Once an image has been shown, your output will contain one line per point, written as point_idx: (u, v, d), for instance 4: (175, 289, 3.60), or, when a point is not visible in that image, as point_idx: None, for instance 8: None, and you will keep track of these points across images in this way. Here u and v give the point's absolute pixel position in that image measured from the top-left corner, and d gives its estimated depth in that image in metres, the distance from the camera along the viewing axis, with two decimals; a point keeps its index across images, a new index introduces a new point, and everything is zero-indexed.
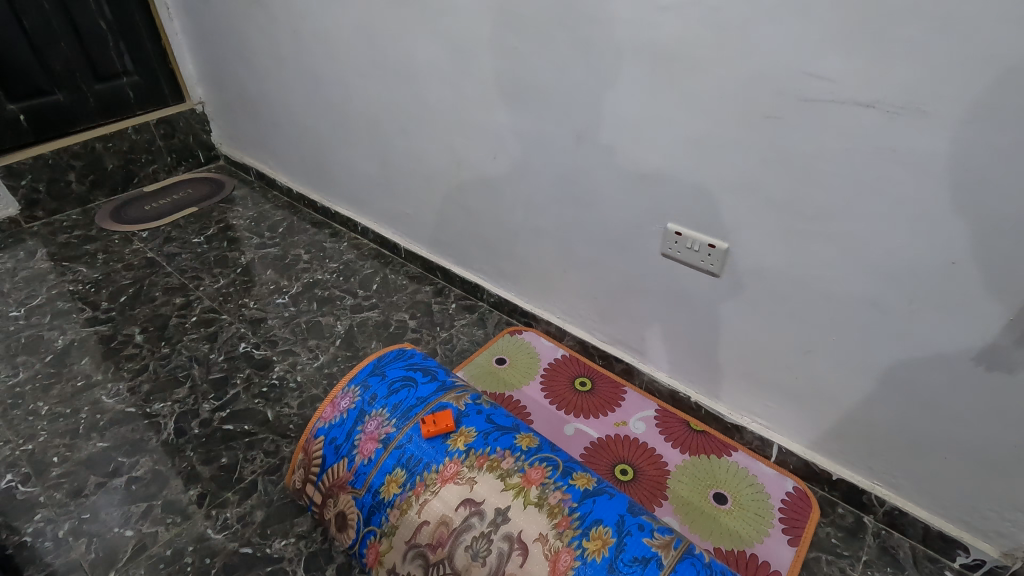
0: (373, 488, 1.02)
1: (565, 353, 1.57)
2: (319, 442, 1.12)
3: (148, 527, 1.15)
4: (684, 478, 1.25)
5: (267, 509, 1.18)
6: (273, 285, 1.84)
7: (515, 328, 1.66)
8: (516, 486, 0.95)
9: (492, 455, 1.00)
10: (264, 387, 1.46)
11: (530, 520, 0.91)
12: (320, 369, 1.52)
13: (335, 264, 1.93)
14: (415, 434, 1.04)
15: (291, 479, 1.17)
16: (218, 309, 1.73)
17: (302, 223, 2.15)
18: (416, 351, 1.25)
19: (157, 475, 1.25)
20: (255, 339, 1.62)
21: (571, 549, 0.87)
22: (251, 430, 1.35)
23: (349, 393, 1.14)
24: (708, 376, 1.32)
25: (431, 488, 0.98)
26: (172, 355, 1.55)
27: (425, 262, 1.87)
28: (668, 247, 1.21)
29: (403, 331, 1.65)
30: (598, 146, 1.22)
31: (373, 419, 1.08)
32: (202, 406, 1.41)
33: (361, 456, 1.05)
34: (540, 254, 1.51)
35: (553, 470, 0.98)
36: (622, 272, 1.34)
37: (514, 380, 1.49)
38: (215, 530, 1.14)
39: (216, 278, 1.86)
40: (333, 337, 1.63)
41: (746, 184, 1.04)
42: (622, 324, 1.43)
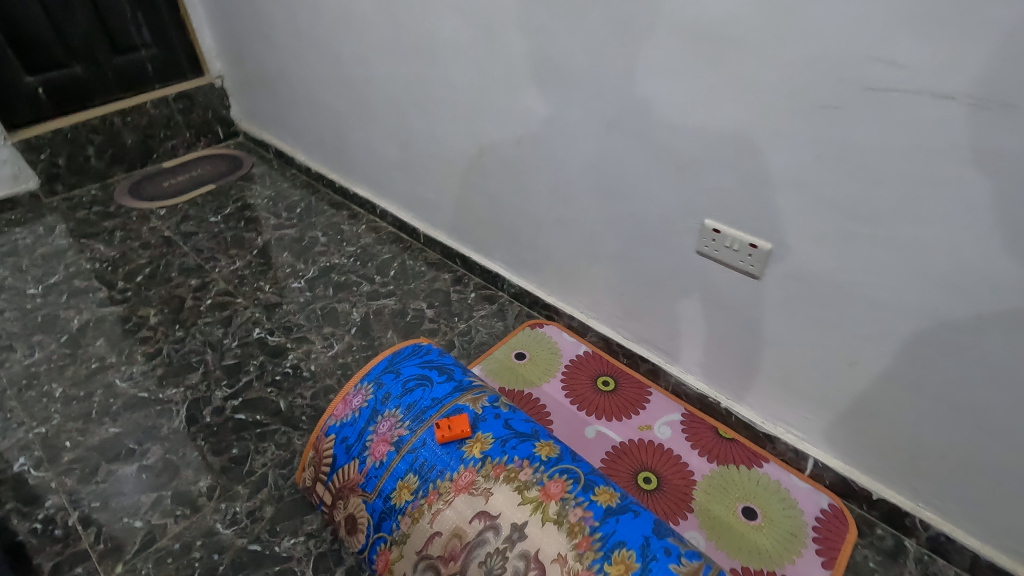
0: (385, 493, 0.98)
1: (588, 350, 1.50)
2: (329, 441, 1.08)
3: (157, 518, 1.13)
4: (711, 490, 1.18)
5: (276, 505, 1.15)
6: (289, 268, 1.79)
7: (536, 321, 1.59)
8: (534, 500, 0.90)
9: (509, 465, 0.94)
10: (276, 376, 1.43)
11: (549, 539, 0.85)
12: (334, 359, 1.48)
13: (353, 248, 1.88)
14: (428, 438, 0.99)
15: (300, 476, 1.13)
16: (233, 292, 1.69)
17: (320, 204, 2.10)
18: (433, 347, 1.19)
19: (167, 465, 1.22)
20: (269, 325, 1.58)
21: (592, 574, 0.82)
22: (262, 420, 1.32)
23: (362, 391, 1.09)
24: (742, 382, 1.24)
25: (444, 498, 0.93)
26: (186, 340, 1.53)
27: (444, 249, 1.80)
28: (704, 245, 1.13)
29: (421, 321, 1.60)
30: (631, 135, 1.13)
31: (386, 420, 1.04)
32: (215, 394, 1.38)
33: (372, 459, 1.01)
34: (565, 247, 1.43)
35: (574, 484, 0.92)
36: (652, 269, 1.26)
37: (533, 378, 1.42)
38: (224, 525, 1.12)
39: (232, 260, 1.82)
40: (348, 325, 1.58)
41: (795, 180, 0.95)
42: (650, 324, 1.35)
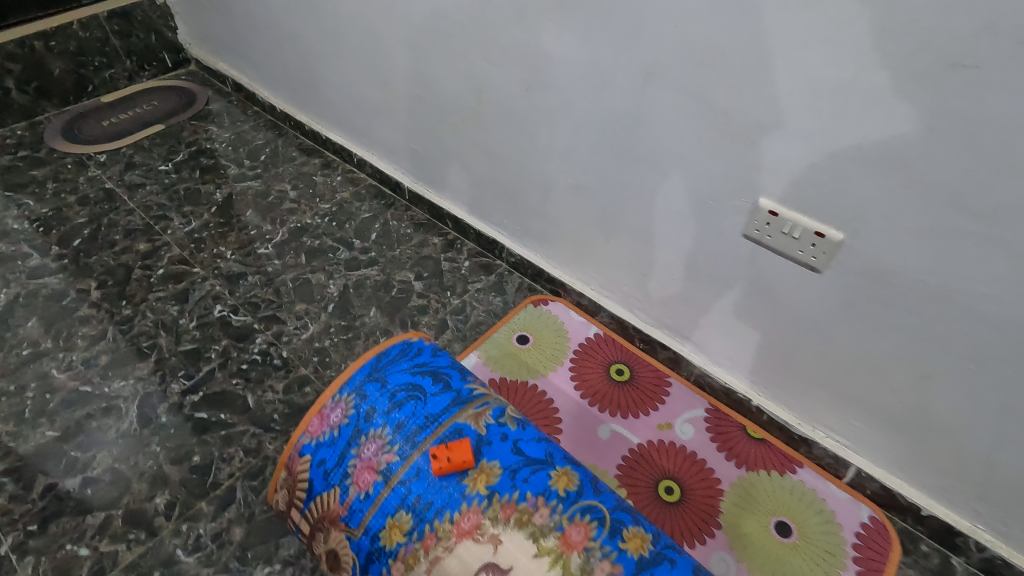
0: (372, 531, 0.82)
1: (599, 332, 1.32)
2: (304, 463, 0.90)
3: (106, 544, 0.97)
4: (740, 502, 1.05)
5: (247, 526, 1.00)
6: (254, 231, 1.55)
7: (539, 296, 1.40)
8: (552, 551, 0.75)
9: (521, 504, 0.79)
10: (242, 366, 1.24)
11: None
12: (310, 343, 1.29)
13: (327, 205, 1.64)
14: (423, 467, 0.83)
15: (272, 496, 0.97)
16: (189, 260, 1.46)
17: (288, 150, 1.82)
18: (425, 344, 1.01)
19: (117, 477, 1.05)
20: (232, 302, 1.37)
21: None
22: (227, 419, 1.15)
23: (341, 404, 0.92)
24: (780, 380, 1.09)
25: (443, 544, 0.78)
26: (135, 320, 1.31)
27: (433, 208, 1.57)
28: (754, 228, 0.94)
29: (408, 296, 1.40)
30: (673, 88, 0.91)
31: (371, 442, 0.87)
32: (171, 387, 1.19)
33: (356, 489, 0.85)
34: (578, 216, 1.22)
35: (600, 529, 0.77)
36: (683, 250, 1.07)
37: (539, 366, 1.25)
38: (186, 552, 0.97)
39: (187, 220, 1.57)
40: (325, 301, 1.38)
41: (891, 160, 0.76)
42: (674, 309, 1.17)
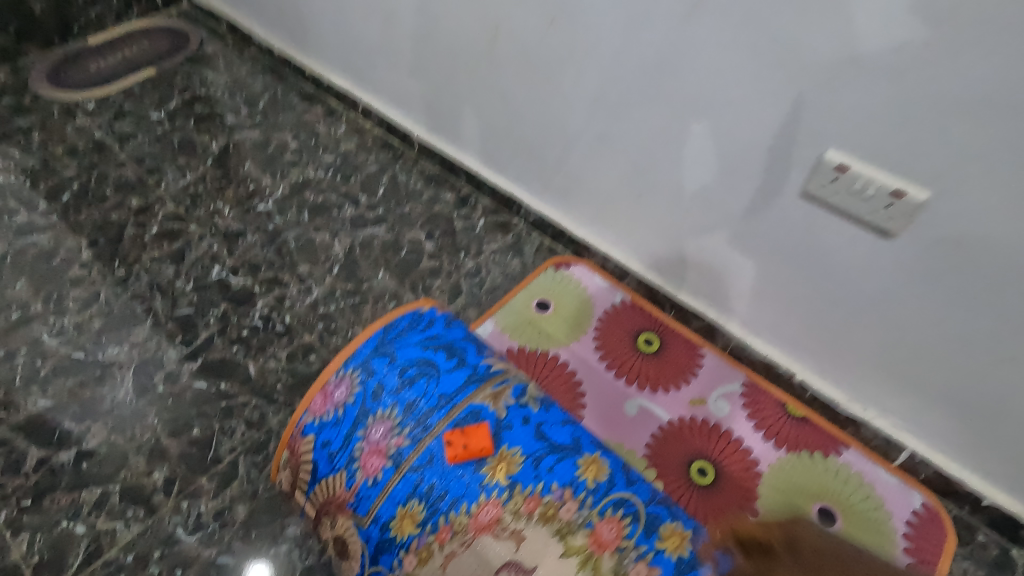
0: (382, 520, 0.75)
1: (626, 298, 1.21)
2: (308, 444, 0.83)
3: (103, 522, 0.92)
4: (779, 486, 0.97)
5: (250, 504, 0.95)
6: (253, 185, 1.44)
7: (561, 258, 1.29)
8: (582, 550, 0.67)
9: (546, 497, 0.71)
10: (243, 332, 1.16)
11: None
12: (314, 308, 1.20)
13: (331, 157, 1.51)
14: (437, 454, 0.75)
15: (276, 476, 0.89)
16: (184, 217, 1.37)
17: (288, 96, 1.68)
18: (438, 315, 0.92)
19: (113, 451, 0.99)
20: (231, 263, 1.28)
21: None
22: (228, 390, 1.07)
23: (346, 381, 0.83)
24: (827, 355, 0.98)
25: (459, 538, 0.70)
26: (129, 282, 1.23)
27: (445, 161, 1.44)
28: (817, 184, 0.81)
29: (419, 257, 1.30)
30: (731, 17, 0.77)
31: (379, 424, 0.79)
32: (167, 355, 1.12)
33: (364, 475, 0.77)
34: (604, 171, 1.09)
35: (634, 526, 0.69)
36: (724, 209, 0.95)
37: (560, 336, 1.16)
38: (187, 531, 0.92)
39: (181, 173, 1.46)
40: (329, 262, 1.28)
41: (1004, 104, 0.64)
42: (711, 275, 1.06)
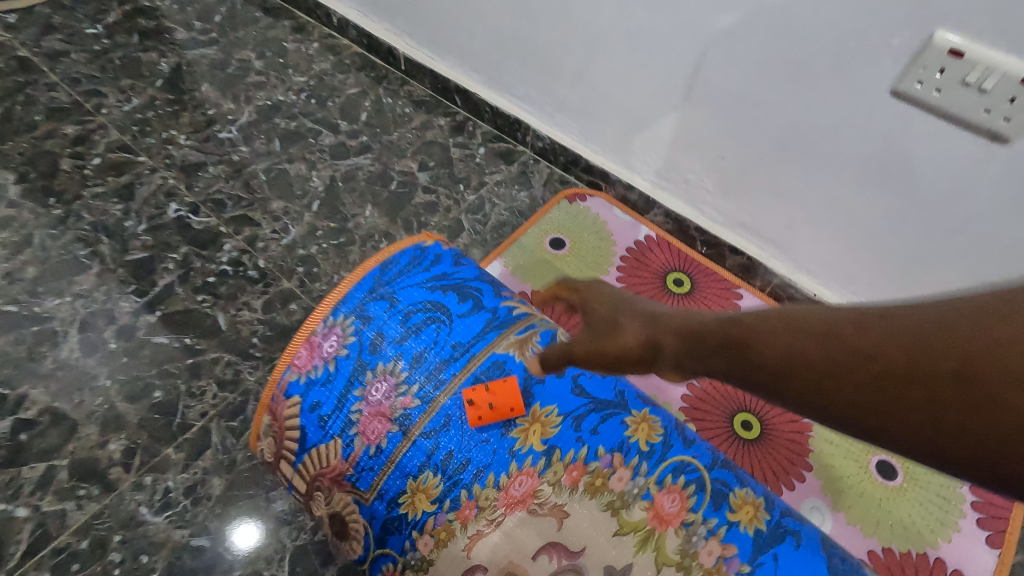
0: (389, 496, 0.61)
1: (652, 234, 1.07)
2: (292, 407, 0.68)
3: (49, 504, 0.77)
4: (833, 439, 0.86)
5: (227, 477, 0.81)
6: (212, 110, 1.23)
7: (576, 191, 1.13)
8: (640, 528, 0.55)
9: (592, 465, 0.59)
10: (209, 279, 0.99)
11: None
12: (292, 249, 1.03)
13: (303, 78, 1.30)
14: (455, 415, 0.62)
15: (255, 446, 0.74)
16: (132, 146, 1.16)
17: (247, 7, 1.44)
18: (443, 250, 0.76)
19: (58, 420, 0.83)
20: (190, 199, 1.09)
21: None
22: (195, 345, 0.91)
23: (337, 330, 0.68)
24: (892, 288, 0.86)
25: (486, 516, 0.58)
26: (68, 222, 1.04)
27: (437, 80, 1.24)
28: (915, 80, 0.66)
29: (412, 191, 1.13)
30: None
31: (381, 381, 0.65)
32: (119, 306, 0.94)
33: (364, 443, 0.63)
34: (635, 80, 0.92)
35: (700, 497, 0.57)
36: (784, 117, 0.79)
37: (582, 276, 1.03)
38: (153, 511, 0.78)
39: (125, 96, 1.24)
40: (307, 197, 1.10)
41: None
42: (757, 201, 0.92)
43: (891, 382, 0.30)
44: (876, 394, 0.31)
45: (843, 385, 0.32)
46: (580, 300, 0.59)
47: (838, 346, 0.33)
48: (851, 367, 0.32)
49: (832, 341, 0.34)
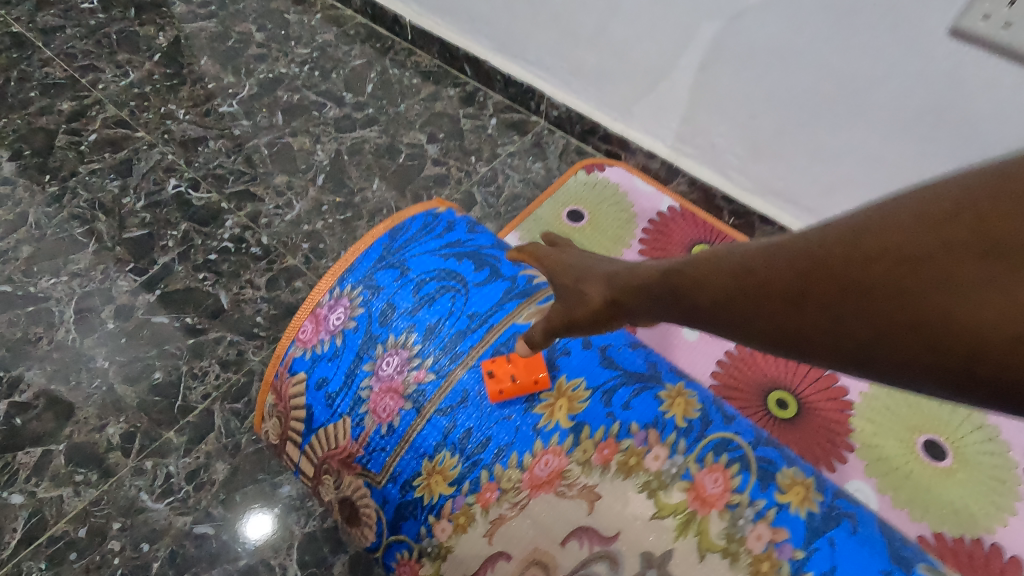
0: (403, 478, 0.56)
1: (674, 204, 1.01)
2: (297, 384, 0.63)
3: (45, 490, 0.73)
4: (876, 418, 0.80)
5: (231, 461, 0.76)
6: (212, 84, 1.18)
7: (593, 161, 1.07)
8: (680, 510, 0.50)
9: (625, 442, 0.53)
10: (210, 257, 0.94)
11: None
12: (296, 225, 0.98)
13: (306, 50, 1.24)
14: (474, 391, 0.57)
15: (259, 427, 0.70)
16: (129, 122, 1.11)
17: None
18: (456, 217, 0.70)
19: (54, 402, 0.79)
20: (190, 174, 1.04)
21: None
22: (196, 325, 0.87)
23: (344, 302, 0.63)
24: None
25: (509, 499, 0.53)
26: (64, 200, 0.99)
27: (445, 49, 1.19)
28: (978, 17, 0.60)
29: (421, 164, 1.07)
30: None
31: (392, 355, 0.60)
32: (117, 286, 0.90)
33: (375, 422, 0.58)
34: (660, 36, 0.86)
35: (745, 477, 0.52)
36: (826, 67, 0.73)
37: (601, 249, 0.97)
38: (154, 497, 0.73)
39: (122, 71, 1.19)
40: (312, 172, 1.05)
41: None
42: (792, 165, 0.86)
43: (771, 305, 0.29)
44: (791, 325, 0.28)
45: (738, 311, 0.31)
46: (573, 277, 0.54)
47: (732, 288, 0.31)
48: (740, 294, 0.31)
49: (744, 275, 0.31)
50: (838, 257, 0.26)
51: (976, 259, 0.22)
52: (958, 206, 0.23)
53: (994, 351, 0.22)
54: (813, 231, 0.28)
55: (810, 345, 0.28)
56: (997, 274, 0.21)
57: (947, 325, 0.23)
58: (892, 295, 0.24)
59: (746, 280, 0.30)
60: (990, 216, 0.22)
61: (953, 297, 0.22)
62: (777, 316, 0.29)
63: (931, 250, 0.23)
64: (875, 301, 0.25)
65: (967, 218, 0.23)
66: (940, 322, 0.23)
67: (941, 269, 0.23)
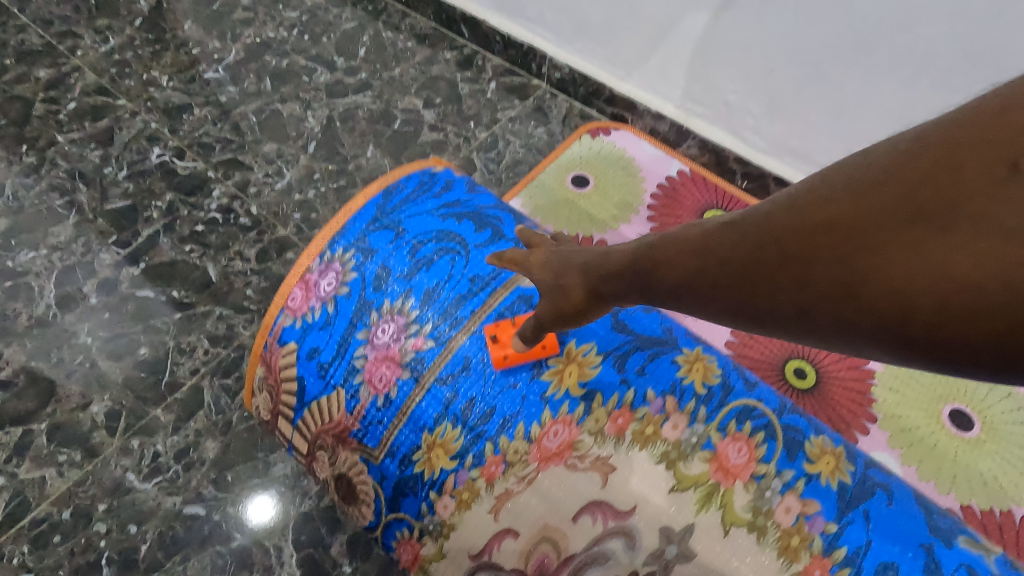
0: (402, 452, 0.52)
1: (684, 169, 0.96)
2: (287, 355, 0.59)
3: (27, 471, 0.69)
4: (900, 388, 0.76)
5: (222, 439, 0.73)
6: (196, 49, 1.12)
7: (598, 125, 1.02)
8: (701, 482, 0.46)
9: (641, 410, 0.50)
10: (197, 228, 0.89)
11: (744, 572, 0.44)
12: (288, 194, 0.93)
13: (295, 13, 1.18)
14: (477, 358, 0.52)
15: (250, 403, 0.66)
16: (110, 89, 1.06)
17: None
18: (455, 177, 0.66)
19: (35, 380, 0.75)
20: (175, 143, 0.99)
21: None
22: (183, 299, 0.83)
23: (335, 266, 0.59)
24: None
25: (516, 473, 0.49)
26: (42, 171, 0.94)
27: (442, 9, 1.12)
28: None
29: (417, 130, 1.02)
30: None
31: (387, 322, 0.55)
32: (99, 259, 0.86)
33: (371, 393, 0.54)
34: None
35: (771, 446, 0.48)
36: (854, 11, 0.69)
37: (608, 216, 0.92)
38: (141, 477, 0.70)
39: (101, 37, 1.13)
40: (303, 139, 1.00)
41: None
42: (811, 122, 0.81)
43: (726, 280, 0.30)
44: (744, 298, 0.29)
45: (697, 287, 0.32)
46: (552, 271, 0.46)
47: (691, 268, 0.32)
48: (700, 270, 0.32)
49: (700, 254, 0.32)
50: (786, 231, 0.27)
51: (903, 224, 0.22)
52: (887, 175, 0.24)
53: (920, 312, 0.22)
54: (764, 204, 0.29)
55: (765, 313, 0.28)
56: (919, 235, 0.22)
57: (882, 287, 0.23)
58: (830, 262, 0.25)
59: (704, 257, 0.31)
60: (915, 180, 0.23)
61: (888, 259, 0.23)
62: (733, 288, 0.29)
63: (861, 216, 0.24)
64: (813, 269, 0.25)
65: (895, 182, 0.23)
66: (866, 283, 0.23)
67: (868, 235, 0.23)
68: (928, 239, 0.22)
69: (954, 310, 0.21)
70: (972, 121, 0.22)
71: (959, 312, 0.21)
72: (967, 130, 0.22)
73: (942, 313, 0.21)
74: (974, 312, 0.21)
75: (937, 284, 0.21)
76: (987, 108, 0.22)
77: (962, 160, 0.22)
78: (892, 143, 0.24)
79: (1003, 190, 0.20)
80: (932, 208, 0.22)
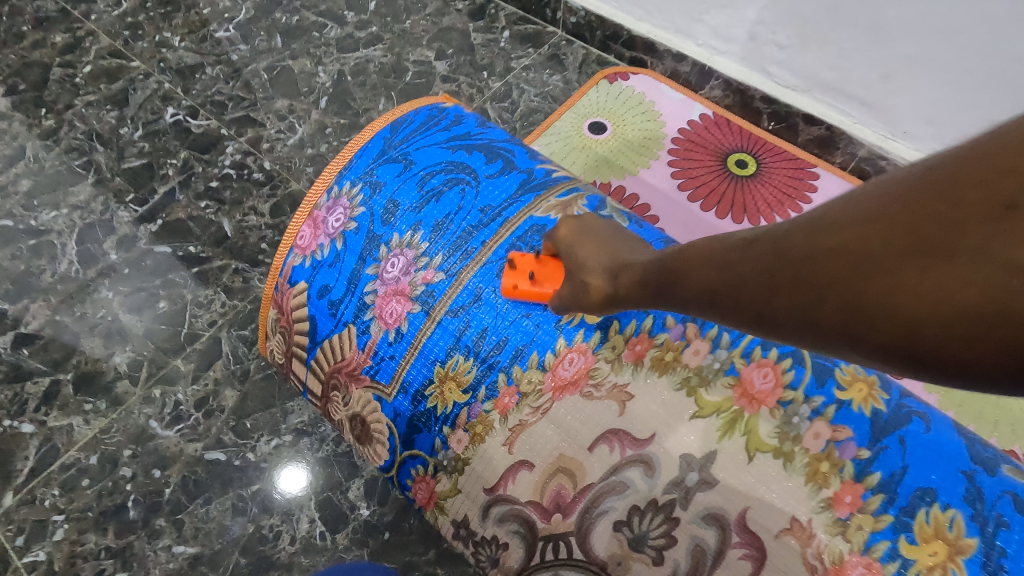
0: (415, 388, 0.51)
1: (707, 112, 0.92)
2: (298, 295, 0.58)
3: (56, 418, 0.71)
4: None
5: (241, 387, 0.73)
6: (206, 9, 1.10)
7: (615, 70, 0.98)
8: (723, 409, 0.44)
9: (659, 337, 0.47)
10: (212, 184, 0.89)
11: (768, 499, 0.41)
12: (300, 149, 0.93)
13: None
14: (488, 288, 0.51)
15: (265, 347, 0.65)
16: (124, 52, 1.05)
17: None
18: (465, 111, 0.63)
19: (60, 334, 0.77)
20: (188, 103, 0.99)
21: (876, 566, 0.39)
22: (199, 254, 0.83)
23: (343, 202, 0.57)
24: None
25: (530, 404, 0.48)
26: (61, 133, 0.95)
27: None
28: None
29: (429, 82, 1.00)
30: None
31: (397, 256, 0.54)
32: (118, 217, 0.86)
33: (381, 328, 0.53)
34: None
35: (800, 372, 0.45)
36: None
37: (627, 163, 0.89)
38: (164, 424, 0.71)
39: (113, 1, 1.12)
40: (314, 94, 0.99)
41: None
42: (844, 49, 0.75)
43: (750, 296, 0.32)
44: (766, 314, 0.31)
45: (722, 295, 0.35)
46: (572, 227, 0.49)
47: (718, 285, 0.35)
48: (726, 283, 0.34)
49: (727, 271, 0.34)
50: (800, 256, 0.29)
51: (905, 256, 0.24)
52: (897, 207, 0.24)
53: (926, 332, 0.23)
54: (788, 226, 0.31)
55: (785, 325, 0.30)
56: (924, 265, 0.23)
57: (885, 312, 0.24)
58: (842, 287, 0.26)
59: (730, 273, 0.34)
60: (920, 214, 0.23)
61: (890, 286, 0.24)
62: (757, 306, 0.32)
63: (867, 247, 0.25)
64: (829, 292, 0.27)
65: (901, 216, 0.24)
66: (870, 307, 0.25)
67: (878, 263, 0.25)
68: (933, 269, 0.23)
69: (952, 336, 0.22)
70: (965, 160, 0.23)
71: (960, 338, 0.22)
72: (970, 160, 0.22)
73: (946, 337, 0.22)
74: (969, 341, 0.22)
75: (938, 312, 0.22)
76: (989, 144, 0.22)
77: (960, 197, 0.22)
78: (902, 176, 0.25)
79: (999, 226, 0.21)
80: (934, 242, 0.23)
